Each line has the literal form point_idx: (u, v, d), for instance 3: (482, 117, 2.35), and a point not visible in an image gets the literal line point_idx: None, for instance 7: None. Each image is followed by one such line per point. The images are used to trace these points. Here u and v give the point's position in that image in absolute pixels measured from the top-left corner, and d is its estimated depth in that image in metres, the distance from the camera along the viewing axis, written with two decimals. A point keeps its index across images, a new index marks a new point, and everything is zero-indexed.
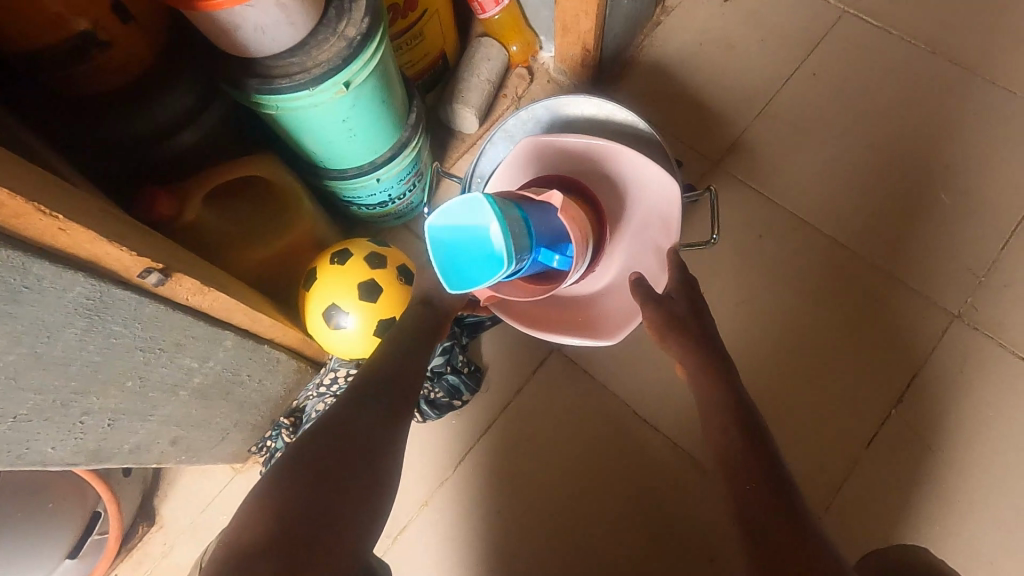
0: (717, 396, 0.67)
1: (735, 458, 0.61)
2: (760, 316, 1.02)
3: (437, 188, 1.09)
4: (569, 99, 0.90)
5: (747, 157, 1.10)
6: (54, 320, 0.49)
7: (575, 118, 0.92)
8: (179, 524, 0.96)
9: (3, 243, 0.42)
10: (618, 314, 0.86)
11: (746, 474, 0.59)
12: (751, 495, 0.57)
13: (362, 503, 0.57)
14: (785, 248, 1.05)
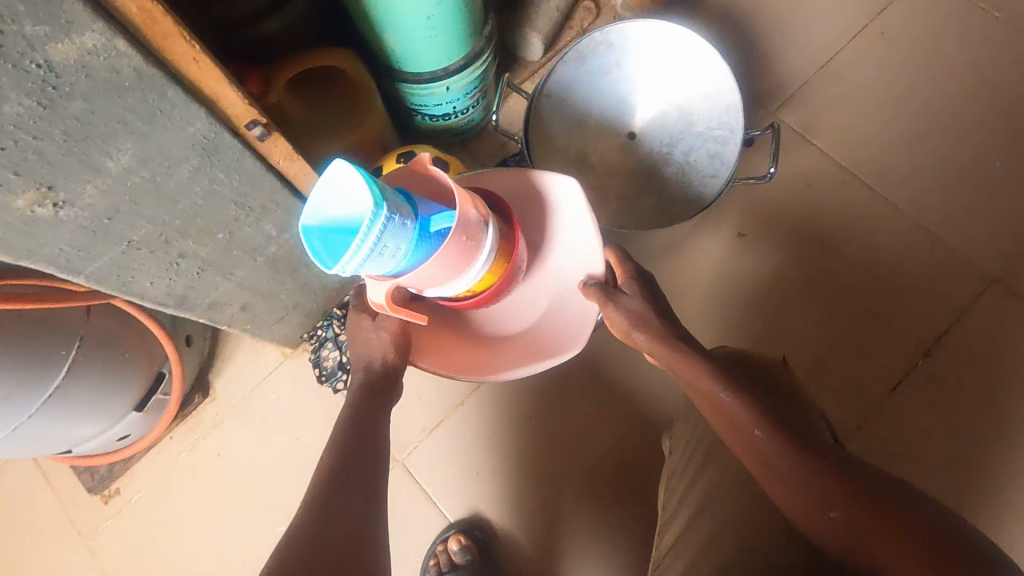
0: (687, 353, 0.61)
1: (735, 413, 0.57)
2: (799, 263, 1.05)
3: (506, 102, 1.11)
4: (671, 35, 0.89)
5: (804, 109, 1.11)
6: (175, 151, 0.53)
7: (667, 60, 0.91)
8: (231, 398, 1.02)
9: (151, 62, 0.45)
10: (569, 325, 0.74)
11: (755, 428, 0.55)
12: (778, 448, 0.53)
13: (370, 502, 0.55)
14: (832, 201, 1.07)
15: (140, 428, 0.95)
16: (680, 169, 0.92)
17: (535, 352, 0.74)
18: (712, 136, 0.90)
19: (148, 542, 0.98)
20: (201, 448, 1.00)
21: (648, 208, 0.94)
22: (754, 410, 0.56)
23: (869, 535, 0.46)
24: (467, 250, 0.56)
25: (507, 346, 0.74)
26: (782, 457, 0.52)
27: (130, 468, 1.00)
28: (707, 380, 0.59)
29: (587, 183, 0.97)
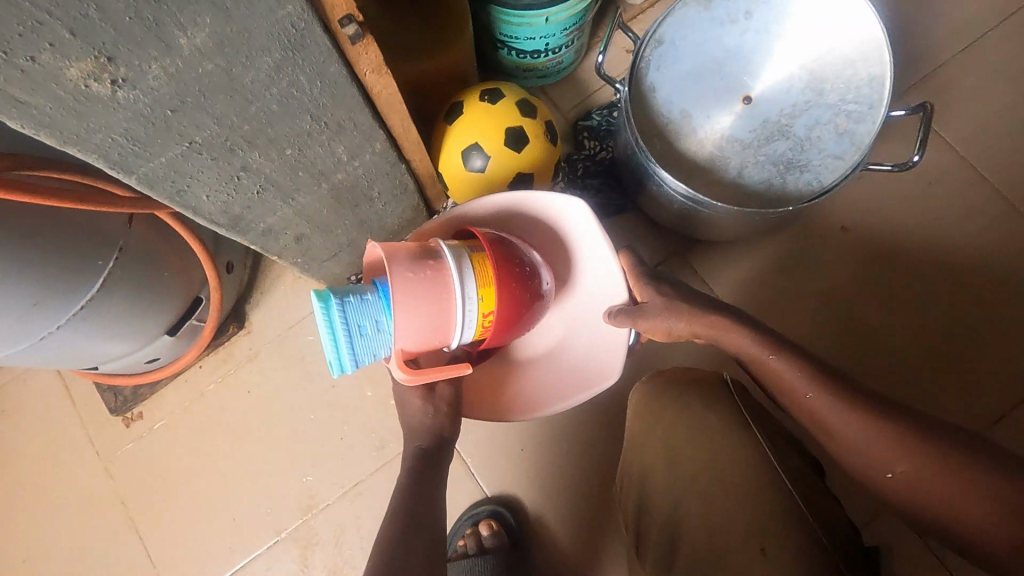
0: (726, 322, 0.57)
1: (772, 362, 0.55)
2: (919, 268, 0.89)
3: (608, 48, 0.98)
4: None
5: (953, 86, 0.93)
6: (258, 39, 0.44)
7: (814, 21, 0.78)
8: (267, 334, 0.95)
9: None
10: (601, 348, 0.70)
11: (808, 391, 0.53)
12: (841, 419, 0.52)
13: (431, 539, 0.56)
14: (970, 199, 0.90)
15: (170, 353, 0.89)
16: (798, 144, 0.81)
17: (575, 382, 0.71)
18: (845, 111, 0.78)
19: (166, 473, 0.92)
20: (233, 383, 0.94)
21: (753, 183, 0.82)
22: (804, 376, 0.54)
23: (935, 478, 0.48)
24: (434, 279, 0.54)
25: (535, 385, 0.72)
26: (834, 412, 0.52)
27: (155, 391, 0.94)
28: (752, 349, 0.56)
29: (687, 145, 0.85)
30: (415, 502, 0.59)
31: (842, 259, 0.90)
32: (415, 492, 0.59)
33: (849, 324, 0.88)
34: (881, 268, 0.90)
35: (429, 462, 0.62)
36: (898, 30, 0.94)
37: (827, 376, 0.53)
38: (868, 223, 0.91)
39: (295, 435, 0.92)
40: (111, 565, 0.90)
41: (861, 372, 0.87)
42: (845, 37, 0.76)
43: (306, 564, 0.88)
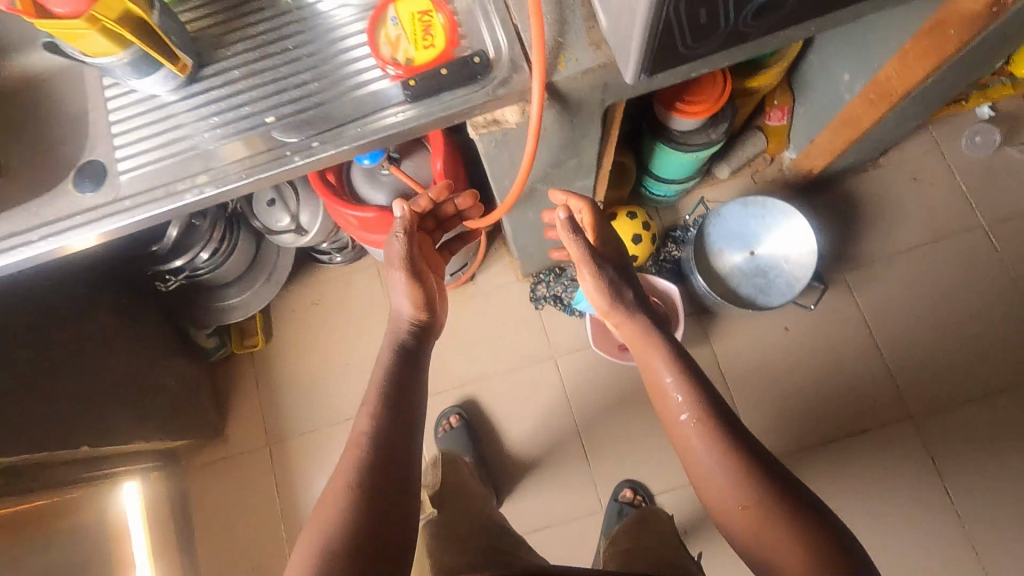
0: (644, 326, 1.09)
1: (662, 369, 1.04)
2: (811, 358, 1.79)
3: (696, 200, 1.88)
4: (798, 221, 1.63)
5: (862, 274, 1.82)
6: (573, 209, 1.36)
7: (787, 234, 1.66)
8: (483, 286, 1.91)
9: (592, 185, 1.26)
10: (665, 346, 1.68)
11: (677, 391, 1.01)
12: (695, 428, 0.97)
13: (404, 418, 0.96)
14: (850, 332, 1.79)
15: (443, 282, 1.85)
16: (767, 284, 1.68)
17: None
18: (791, 276, 1.65)
19: None
20: (459, 304, 1.91)
21: (742, 294, 1.70)
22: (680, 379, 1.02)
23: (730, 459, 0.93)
24: None
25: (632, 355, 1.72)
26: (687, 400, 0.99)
27: None
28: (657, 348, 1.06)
29: (717, 266, 1.72)
30: (404, 390, 1.00)
31: (775, 341, 1.80)
32: (405, 375, 1.02)
33: (766, 372, 1.79)
34: (791, 352, 1.79)
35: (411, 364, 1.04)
36: (843, 238, 1.84)
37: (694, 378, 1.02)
38: (794, 330, 1.80)
39: (483, 338, 1.89)
40: None
41: (762, 396, 1.78)
42: (798, 244, 1.64)
43: (452, 424, 1.80)
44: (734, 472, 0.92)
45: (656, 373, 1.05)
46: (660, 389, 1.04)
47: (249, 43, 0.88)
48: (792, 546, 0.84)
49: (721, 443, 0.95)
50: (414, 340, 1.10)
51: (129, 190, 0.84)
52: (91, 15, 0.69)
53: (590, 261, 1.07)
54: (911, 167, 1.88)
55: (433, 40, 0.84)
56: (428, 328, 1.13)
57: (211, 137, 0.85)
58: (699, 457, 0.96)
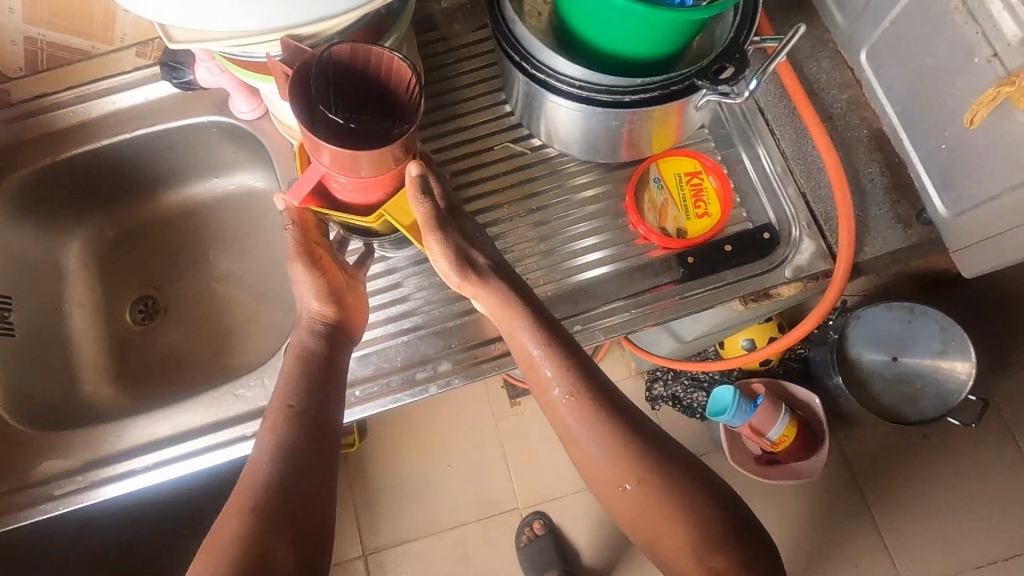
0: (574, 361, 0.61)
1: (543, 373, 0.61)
2: (953, 470, 1.66)
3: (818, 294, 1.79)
4: (952, 332, 1.53)
5: (1004, 378, 1.70)
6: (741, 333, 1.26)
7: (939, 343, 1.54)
8: None
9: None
10: (801, 465, 1.53)
11: (559, 387, 0.60)
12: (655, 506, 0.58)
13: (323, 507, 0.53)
14: (994, 441, 1.66)
15: None
16: (913, 394, 1.56)
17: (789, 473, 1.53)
18: (941, 388, 1.54)
19: (524, 435, 1.77)
20: None
21: (886, 404, 1.57)
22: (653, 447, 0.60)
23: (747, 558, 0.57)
24: (772, 409, 1.46)
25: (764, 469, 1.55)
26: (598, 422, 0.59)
27: (527, 391, 1.79)
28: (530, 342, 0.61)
29: (858, 372, 1.60)
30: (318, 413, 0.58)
31: (911, 449, 1.68)
32: (310, 384, 0.59)
33: (903, 484, 1.67)
34: (931, 463, 1.67)
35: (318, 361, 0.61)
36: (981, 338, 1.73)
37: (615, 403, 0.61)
38: (932, 438, 1.68)
39: None
40: (487, 472, 1.74)
41: (900, 509, 1.65)
42: (952, 356, 1.53)
43: (537, 530, 1.67)
44: (616, 453, 0.59)
45: (521, 350, 0.62)
46: (531, 378, 0.63)
47: (491, 199, 0.77)
48: (695, 546, 0.57)
49: (620, 420, 0.60)
50: (319, 350, 0.62)
51: (359, 374, 0.73)
52: (380, 210, 0.64)
53: (435, 223, 0.61)
54: None
55: (706, 210, 0.74)
56: (346, 328, 0.66)
57: (449, 313, 0.74)
58: (578, 446, 0.60)
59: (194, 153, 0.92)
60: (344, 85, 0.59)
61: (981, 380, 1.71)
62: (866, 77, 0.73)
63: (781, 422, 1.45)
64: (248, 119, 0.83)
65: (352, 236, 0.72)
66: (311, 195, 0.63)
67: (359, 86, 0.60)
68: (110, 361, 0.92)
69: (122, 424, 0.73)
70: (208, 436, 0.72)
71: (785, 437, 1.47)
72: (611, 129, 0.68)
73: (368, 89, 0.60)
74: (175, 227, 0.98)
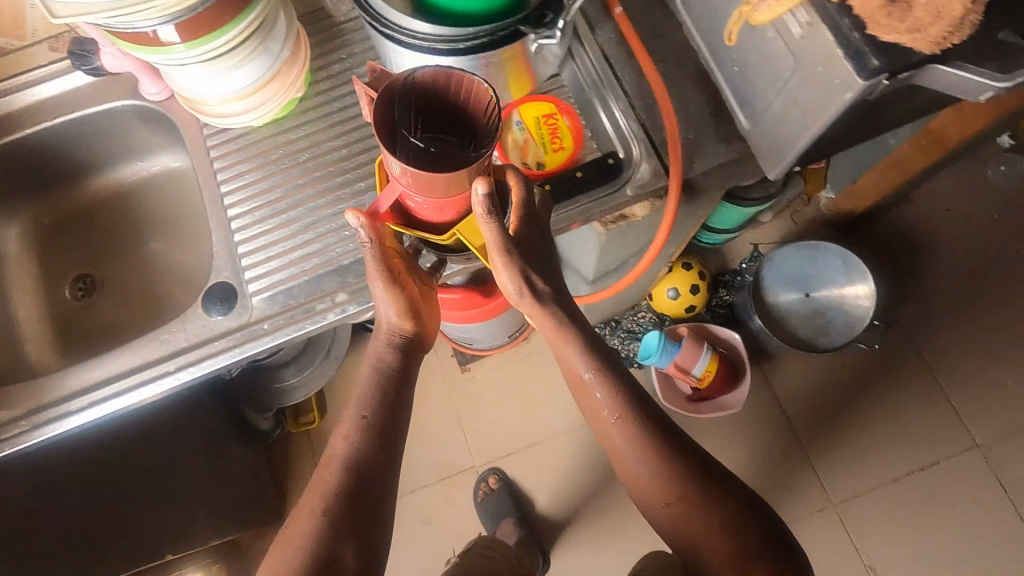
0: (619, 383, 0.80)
1: (597, 399, 0.81)
2: (870, 394, 1.81)
3: (739, 244, 1.92)
4: (852, 265, 1.65)
5: (910, 307, 1.86)
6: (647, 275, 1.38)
7: (842, 276, 1.67)
8: (538, 344, 1.91)
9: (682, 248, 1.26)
10: (730, 398, 1.66)
11: (607, 410, 0.80)
12: (697, 514, 0.77)
13: (378, 489, 0.73)
14: (905, 365, 1.82)
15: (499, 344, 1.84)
16: (823, 326, 1.69)
17: (719, 407, 1.66)
18: (846, 317, 1.67)
19: (476, 400, 1.87)
20: (515, 365, 1.90)
21: (801, 337, 1.71)
22: (686, 462, 0.80)
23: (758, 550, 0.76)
24: (694, 347, 1.59)
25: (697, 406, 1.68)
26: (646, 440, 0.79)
27: (476, 358, 1.90)
28: (581, 366, 0.80)
29: (773, 311, 1.73)
30: (387, 417, 0.76)
31: (832, 378, 1.82)
32: (383, 394, 0.77)
33: (827, 411, 1.80)
34: (850, 389, 1.82)
35: (395, 374, 0.79)
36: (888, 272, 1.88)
37: (658, 427, 0.81)
38: (849, 367, 1.83)
39: (542, 397, 1.88)
40: (444, 436, 1.85)
41: (826, 434, 1.79)
42: (854, 288, 1.66)
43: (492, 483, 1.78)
44: (655, 460, 0.79)
45: (573, 370, 0.81)
46: (579, 385, 0.82)
47: (375, 152, 0.88)
48: (730, 544, 0.76)
49: (657, 437, 0.80)
50: (397, 363, 0.79)
51: (267, 310, 0.83)
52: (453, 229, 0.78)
53: (504, 244, 0.72)
54: (943, 198, 1.94)
55: (561, 144, 0.85)
56: (419, 335, 0.82)
57: (343, 253, 0.84)
58: (630, 465, 0.80)
59: (115, 139, 1.00)
60: (433, 108, 0.71)
61: (890, 310, 1.86)
62: (684, 19, 0.85)
63: (703, 357, 1.58)
64: (158, 100, 0.92)
65: (423, 245, 0.84)
66: (390, 213, 0.78)
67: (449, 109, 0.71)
68: (54, 333, 1.00)
69: (63, 373, 0.82)
70: (133, 377, 0.81)
71: (710, 372, 1.60)
72: (460, 74, 0.78)
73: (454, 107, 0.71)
74: (105, 210, 1.07)
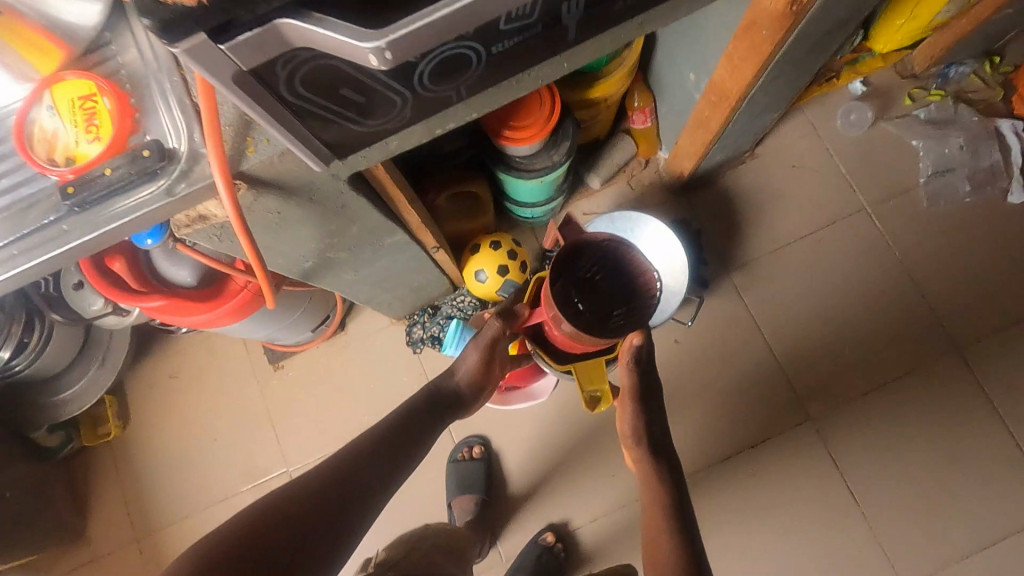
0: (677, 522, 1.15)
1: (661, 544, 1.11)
2: (705, 369, 1.69)
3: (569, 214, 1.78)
4: (661, 229, 1.53)
5: (750, 273, 1.74)
6: (400, 262, 1.24)
7: (658, 242, 1.54)
8: (356, 335, 1.76)
9: (408, 235, 1.12)
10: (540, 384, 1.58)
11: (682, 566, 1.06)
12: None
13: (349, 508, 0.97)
14: (741, 336, 1.70)
15: (307, 338, 1.70)
16: None
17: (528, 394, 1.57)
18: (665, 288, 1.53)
19: (290, 398, 1.74)
20: (332, 359, 1.76)
21: None
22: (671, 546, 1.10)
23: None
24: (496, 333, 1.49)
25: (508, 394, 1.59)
26: (665, 544, 1.11)
27: (290, 354, 1.75)
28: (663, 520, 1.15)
29: None
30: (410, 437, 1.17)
31: (665, 355, 1.70)
32: (431, 425, 1.23)
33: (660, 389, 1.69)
34: (684, 365, 1.70)
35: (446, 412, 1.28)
36: (726, 237, 1.76)
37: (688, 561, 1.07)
38: (683, 342, 1.70)
39: (362, 392, 1.74)
40: (254, 439, 1.72)
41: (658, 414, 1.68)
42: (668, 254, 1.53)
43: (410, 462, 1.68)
44: (672, 553, 1.09)
45: (655, 525, 1.16)
46: (649, 537, 1.15)
47: None
48: None
49: (668, 542, 1.11)
50: (448, 398, 1.29)
51: None
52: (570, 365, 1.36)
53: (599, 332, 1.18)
54: (790, 152, 1.80)
55: (97, 131, 0.67)
56: (468, 404, 1.32)
57: None
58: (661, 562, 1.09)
59: None
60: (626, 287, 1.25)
61: (727, 278, 1.73)
62: None
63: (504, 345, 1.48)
64: None
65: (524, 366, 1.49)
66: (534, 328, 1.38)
67: (619, 282, 1.25)
68: None
69: None
70: None
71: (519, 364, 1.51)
72: None
73: (622, 284, 1.25)
74: None
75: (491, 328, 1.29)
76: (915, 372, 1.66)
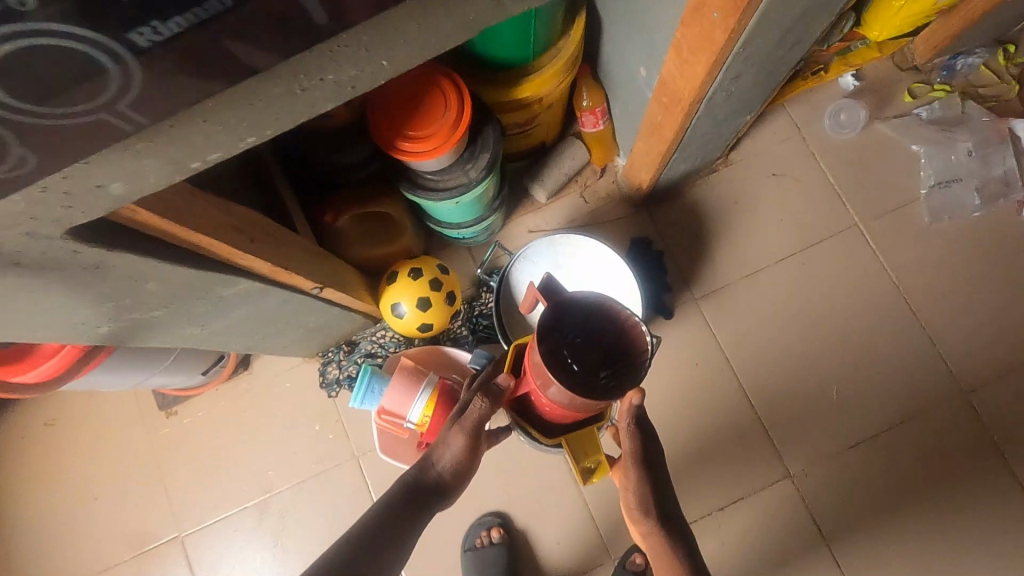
0: None
1: None
2: (669, 415, 1.45)
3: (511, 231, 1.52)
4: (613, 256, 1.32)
5: (722, 301, 1.48)
6: (266, 308, 0.99)
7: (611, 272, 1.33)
8: (262, 376, 1.50)
9: (256, 279, 0.86)
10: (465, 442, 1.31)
11: None
12: None
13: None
14: (710, 376, 1.45)
15: (200, 382, 1.44)
16: None
17: None
18: None
19: (185, 450, 1.49)
20: (234, 403, 1.50)
21: None
22: None
23: None
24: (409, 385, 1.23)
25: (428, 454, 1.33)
26: None
27: (184, 398, 1.50)
28: None
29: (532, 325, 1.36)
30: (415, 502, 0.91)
31: None
32: (416, 514, 0.91)
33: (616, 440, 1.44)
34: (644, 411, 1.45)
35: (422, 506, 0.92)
36: (695, 259, 1.50)
37: None
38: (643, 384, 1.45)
39: (268, 443, 1.49)
40: (141, 498, 1.47)
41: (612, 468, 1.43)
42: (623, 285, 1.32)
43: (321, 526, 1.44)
44: None
45: None
46: None
47: None
48: None
49: None
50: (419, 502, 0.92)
51: None
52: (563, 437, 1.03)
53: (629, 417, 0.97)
54: (770, 158, 1.54)
55: None
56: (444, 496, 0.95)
57: None
58: None
59: None
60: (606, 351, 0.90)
61: (695, 307, 1.48)
62: None
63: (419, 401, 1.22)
64: None
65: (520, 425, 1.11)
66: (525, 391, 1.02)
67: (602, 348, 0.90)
68: None
69: None
70: None
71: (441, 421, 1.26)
72: None
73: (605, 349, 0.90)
74: None
75: (476, 409, 0.92)
76: (914, 419, 1.42)
